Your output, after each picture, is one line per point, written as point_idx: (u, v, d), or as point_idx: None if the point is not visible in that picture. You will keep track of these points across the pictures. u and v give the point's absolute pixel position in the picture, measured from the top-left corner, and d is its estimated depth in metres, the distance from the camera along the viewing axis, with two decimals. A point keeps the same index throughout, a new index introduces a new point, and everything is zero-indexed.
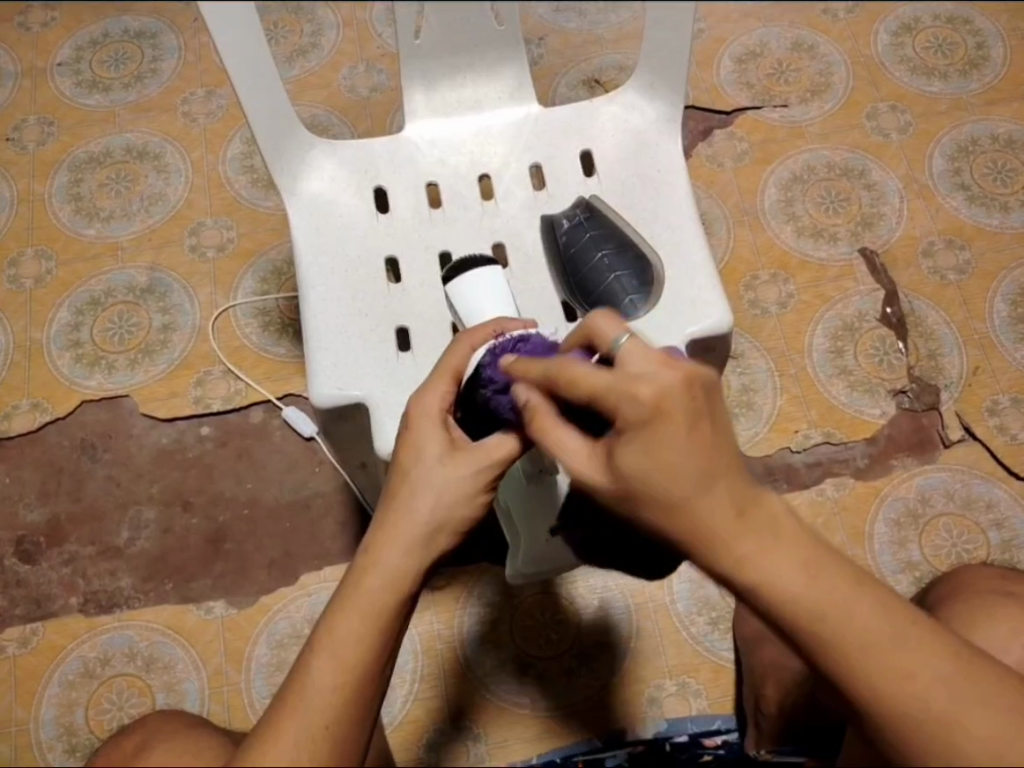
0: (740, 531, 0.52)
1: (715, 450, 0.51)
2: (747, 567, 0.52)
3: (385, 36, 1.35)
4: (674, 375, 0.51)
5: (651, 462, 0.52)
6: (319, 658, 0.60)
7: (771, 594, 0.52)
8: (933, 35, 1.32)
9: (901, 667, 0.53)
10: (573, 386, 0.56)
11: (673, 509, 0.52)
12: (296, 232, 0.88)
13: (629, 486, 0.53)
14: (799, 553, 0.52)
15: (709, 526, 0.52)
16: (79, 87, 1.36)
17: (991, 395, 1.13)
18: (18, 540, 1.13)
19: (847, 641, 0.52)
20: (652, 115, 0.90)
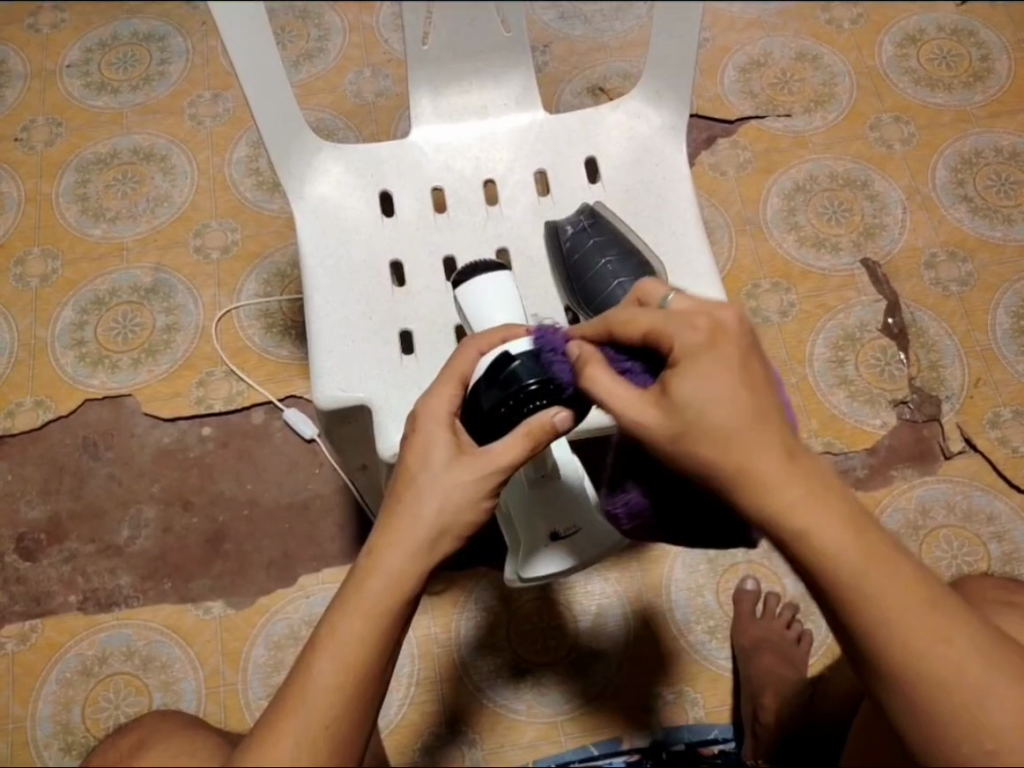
0: (788, 475, 0.54)
1: (761, 390, 0.56)
2: (795, 513, 0.54)
3: (391, 42, 1.35)
4: (729, 312, 0.56)
5: (704, 398, 0.55)
6: (323, 655, 0.60)
7: (813, 542, 0.54)
8: (938, 47, 1.33)
9: (941, 637, 0.54)
10: (628, 329, 0.60)
11: (727, 444, 0.55)
12: (301, 234, 0.88)
13: (686, 419, 0.55)
14: (843, 509, 0.54)
15: (758, 467, 0.54)
16: (87, 89, 1.37)
17: (993, 407, 1.13)
18: (19, 537, 1.14)
19: (882, 601, 0.54)
20: (656, 123, 0.91)
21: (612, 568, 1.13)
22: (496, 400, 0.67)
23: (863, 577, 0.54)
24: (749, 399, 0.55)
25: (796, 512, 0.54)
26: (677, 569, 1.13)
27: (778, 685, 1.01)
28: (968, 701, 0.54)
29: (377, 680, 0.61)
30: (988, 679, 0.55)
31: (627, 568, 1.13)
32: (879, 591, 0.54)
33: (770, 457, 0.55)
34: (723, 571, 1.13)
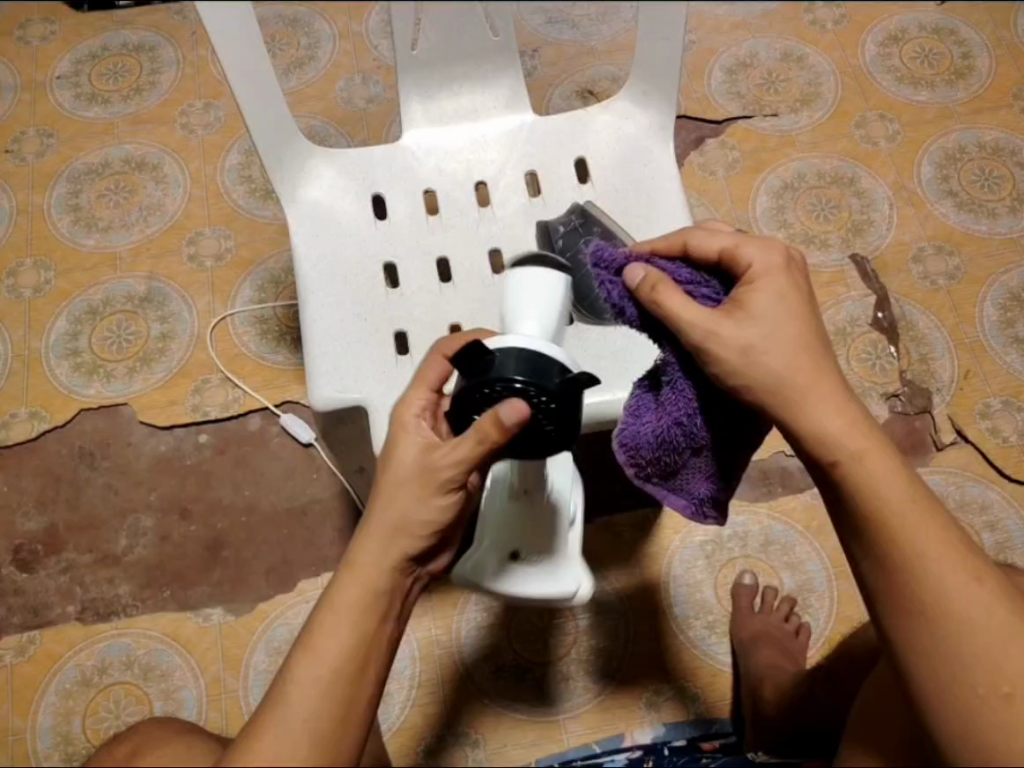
0: (840, 414, 0.65)
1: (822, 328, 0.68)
2: (846, 444, 0.64)
3: (381, 49, 1.37)
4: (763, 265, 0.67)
5: (761, 337, 0.65)
6: (306, 655, 0.61)
7: (857, 472, 0.64)
8: (920, 45, 1.35)
9: (962, 580, 0.62)
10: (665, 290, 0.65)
11: (783, 380, 0.65)
12: (295, 238, 0.89)
13: (770, 316, 0.66)
14: (888, 455, 0.64)
15: (809, 399, 0.64)
16: (78, 100, 1.37)
17: (983, 398, 1.14)
18: (15, 549, 1.14)
19: (916, 534, 0.63)
20: (644, 123, 0.92)
21: (611, 566, 1.13)
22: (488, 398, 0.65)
23: (902, 518, 0.63)
24: (801, 349, 0.65)
25: (845, 442, 0.64)
26: (675, 566, 1.13)
27: (778, 678, 1.02)
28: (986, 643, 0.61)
29: (363, 674, 0.62)
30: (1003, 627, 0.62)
31: (626, 566, 1.13)
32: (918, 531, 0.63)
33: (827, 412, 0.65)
34: (722, 567, 1.14)
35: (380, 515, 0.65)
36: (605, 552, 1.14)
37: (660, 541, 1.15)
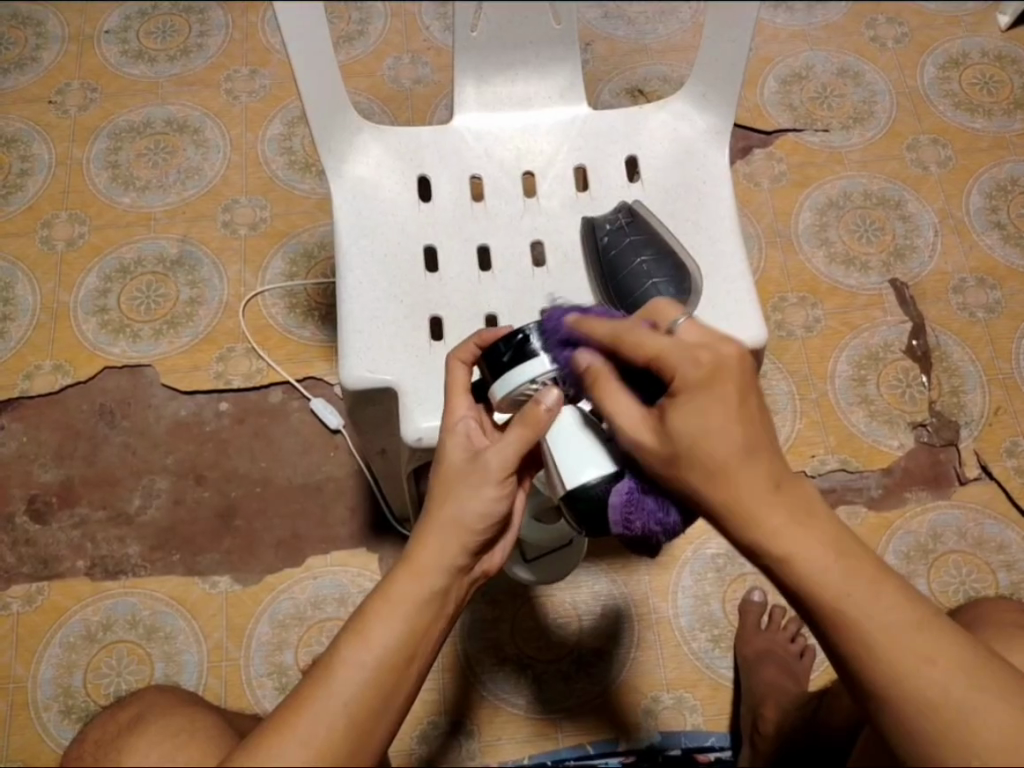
0: (774, 502, 0.56)
1: (758, 425, 0.57)
2: (779, 537, 0.56)
3: (433, 30, 1.35)
4: (732, 348, 0.58)
5: (693, 431, 0.57)
6: (355, 637, 0.62)
7: (797, 567, 0.56)
8: (980, 72, 1.32)
9: (925, 656, 0.55)
10: (636, 348, 0.61)
11: (712, 477, 0.57)
12: (337, 213, 0.88)
13: (678, 446, 0.57)
14: (828, 536, 0.57)
15: (743, 495, 0.56)
16: (124, 56, 1.36)
17: (1011, 436, 1.13)
18: (30, 498, 1.14)
19: (864, 616, 0.56)
20: (700, 127, 0.90)
21: (619, 571, 1.14)
22: (481, 353, 0.73)
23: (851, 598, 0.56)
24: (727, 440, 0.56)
25: (763, 522, 0.56)
26: (684, 576, 1.14)
27: (780, 698, 1.01)
28: (958, 718, 0.55)
29: (404, 670, 0.63)
30: (971, 694, 0.56)
31: (635, 573, 1.14)
32: (859, 610, 0.56)
33: (812, 537, 0.56)
34: (730, 581, 1.13)
35: (440, 508, 0.67)
36: (616, 556, 1.14)
37: (670, 550, 1.15)
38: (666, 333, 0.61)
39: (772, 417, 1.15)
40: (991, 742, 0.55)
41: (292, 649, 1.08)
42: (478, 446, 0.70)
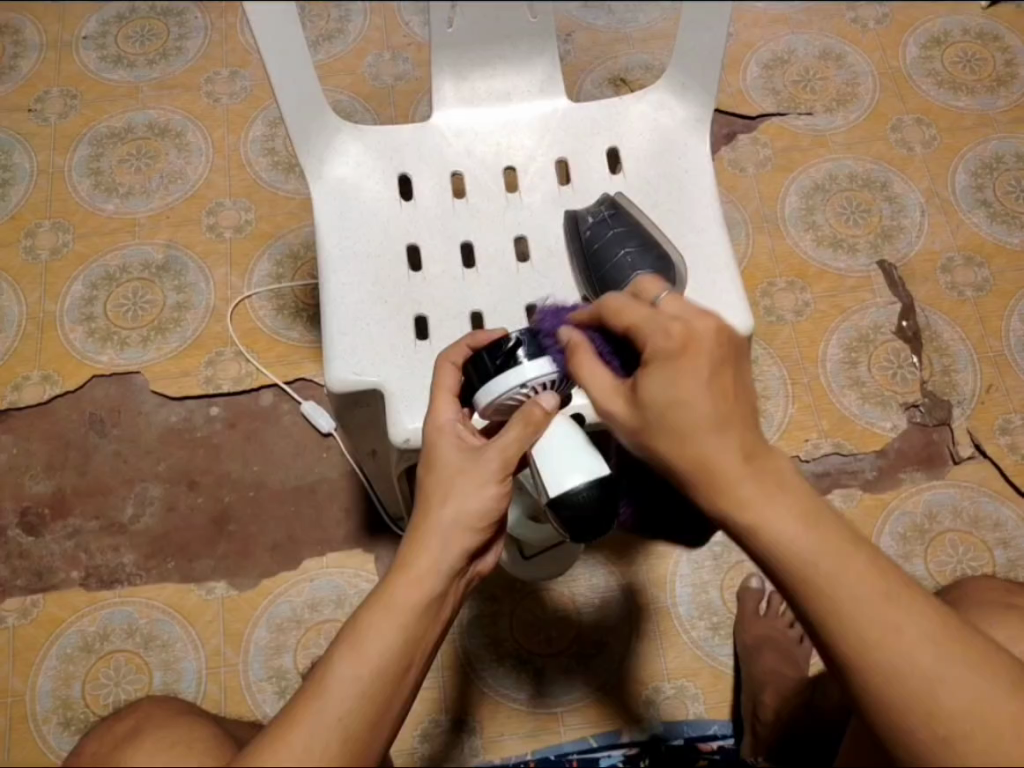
0: (744, 473, 0.54)
1: (734, 399, 0.55)
2: (748, 506, 0.54)
3: (413, 25, 1.35)
4: (709, 322, 0.56)
5: (670, 391, 0.55)
6: (350, 651, 0.61)
7: (769, 535, 0.54)
8: (962, 50, 1.32)
9: (892, 627, 0.52)
10: (614, 317, 0.61)
11: (684, 442, 0.55)
12: (318, 214, 0.87)
13: (649, 416, 0.56)
14: (799, 504, 0.54)
15: (714, 463, 0.54)
16: (103, 62, 1.36)
17: (1004, 414, 1.13)
18: (22, 511, 1.13)
19: (833, 585, 0.53)
20: (681, 116, 0.90)
21: (617, 562, 1.13)
22: (473, 354, 0.74)
23: (822, 567, 0.53)
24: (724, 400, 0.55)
25: (733, 490, 0.54)
26: (681, 565, 1.13)
27: (780, 685, 1.01)
28: (924, 688, 0.53)
29: (402, 678, 0.62)
30: (940, 666, 0.53)
31: (632, 563, 1.13)
32: (828, 578, 0.53)
33: (783, 509, 0.54)
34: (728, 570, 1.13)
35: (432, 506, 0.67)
36: (613, 547, 1.14)
37: (666, 540, 1.14)
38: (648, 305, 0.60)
39: (765, 403, 1.14)
40: (956, 712, 0.53)
41: (291, 652, 1.08)
42: (472, 444, 0.70)
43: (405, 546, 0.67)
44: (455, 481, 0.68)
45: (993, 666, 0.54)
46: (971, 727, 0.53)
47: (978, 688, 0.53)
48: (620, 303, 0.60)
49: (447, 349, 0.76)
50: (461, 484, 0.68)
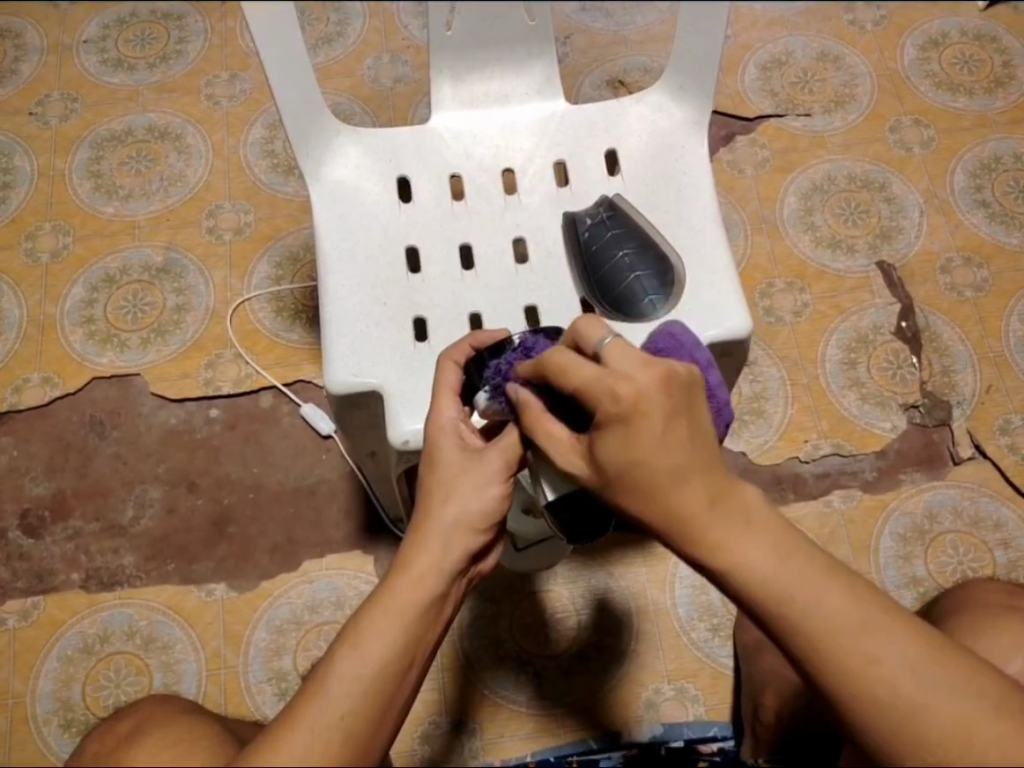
0: (713, 517, 0.54)
1: (691, 448, 0.54)
2: (722, 548, 0.54)
3: (412, 28, 1.35)
4: (652, 377, 0.54)
5: (626, 458, 0.55)
6: (352, 650, 0.61)
7: (743, 576, 0.54)
8: (961, 51, 1.32)
9: (868, 655, 0.53)
10: (562, 377, 0.58)
11: (650, 494, 0.55)
12: (317, 216, 0.88)
13: (611, 475, 0.56)
14: (771, 539, 0.54)
15: (683, 511, 0.54)
16: (103, 65, 1.36)
17: (1003, 414, 1.13)
18: (22, 513, 1.14)
19: (807, 615, 0.53)
20: (679, 117, 0.90)
21: (617, 564, 1.13)
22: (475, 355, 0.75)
23: (799, 599, 0.53)
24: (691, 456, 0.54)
25: (703, 534, 0.54)
26: (681, 567, 1.13)
27: (780, 686, 0.99)
28: (906, 713, 0.53)
29: (402, 676, 0.62)
30: (920, 689, 0.53)
31: (632, 565, 1.13)
32: (803, 610, 0.53)
33: (758, 547, 0.54)
34: None
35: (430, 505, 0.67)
36: (613, 549, 1.14)
37: (666, 541, 1.14)
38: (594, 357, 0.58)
39: (764, 404, 1.14)
40: (941, 733, 0.52)
41: (291, 653, 1.08)
42: (471, 445, 0.71)
43: (404, 546, 0.67)
44: (452, 480, 0.68)
45: (979, 682, 0.54)
46: (958, 748, 0.53)
47: (962, 708, 0.53)
48: (566, 361, 0.58)
49: (449, 349, 0.76)
50: (460, 485, 0.68)
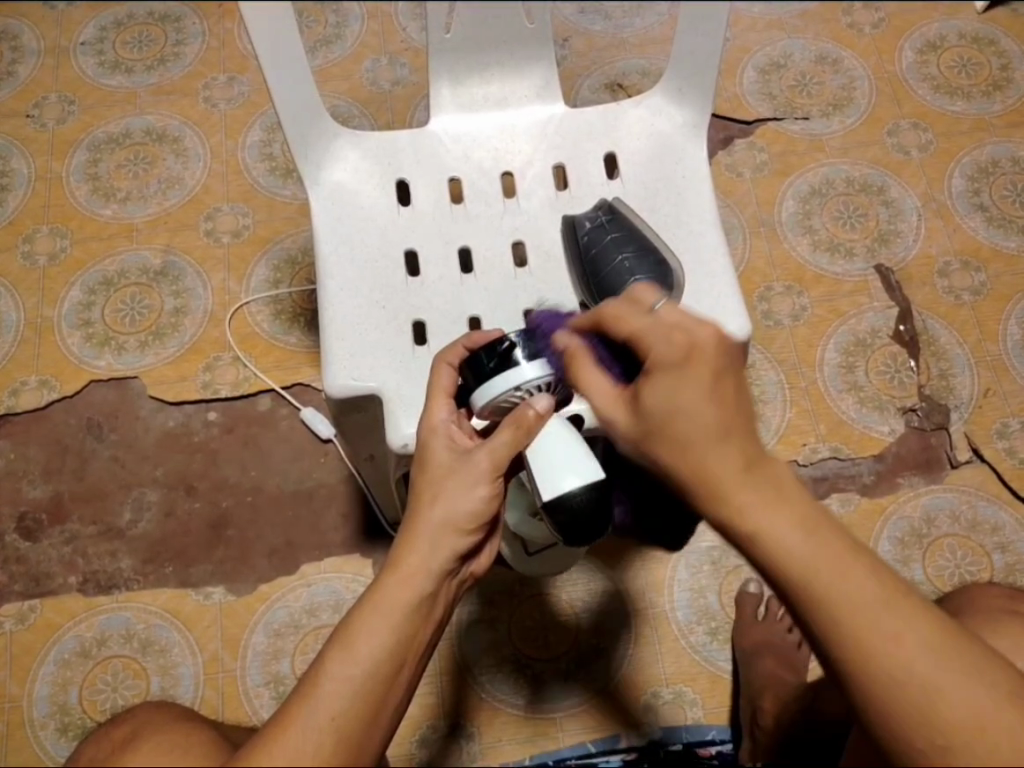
0: (745, 481, 0.54)
1: (734, 408, 0.55)
2: (747, 516, 0.54)
3: (410, 31, 1.35)
4: (708, 331, 0.57)
5: (669, 405, 0.56)
6: (341, 652, 0.61)
7: (770, 547, 0.53)
8: (958, 54, 1.32)
9: (892, 637, 0.52)
10: (614, 326, 0.62)
11: (684, 450, 0.55)
12: (316, 220, 0.87)
13: (650, 425, 0.57)
14: (799, 513, 0.54)
15: (716, 473, 0.54)
16: (101, 67, 1.36)
17: (1001, 418, 1.13)
18: (20, 516, 1.13)
19: (830, 592, 0.52)
20: (678, 120, 0.90)
21: (616, 566, 1.13)
22: (469, 353, 0.74)
23: (824, 575, 0.53)
24: (731, 410, 0.55)
25: (732, 497, 0.54)
26: (680, 570, 1.13)
27: (779, 689, 1.01)
28: (923, 697, 0.52)
29: (396, 679, 0.62)
30: (939, 675, 0.53)
31: (630, 567, 1.13)
32: (827, 588, 0.52)
33: (784, 519, 0.54)
34: (727, 574, 1.13)
35: (429, 513, 0.67)
36: (611, 552, 1.14)
37: (664, 544, 1.14)
38: (645, 311, 0.61)
39: (762, 408, 1.14)
40: (958, 720, 0.52)
41: (288, 657, 1.07)
42: (461, 446, 0.71)
43: (394, 550, 0.66)
44: (451, 488, 0.68)
45: (990, 672, 0.54)
46: (973, 734, 0.53)
47: (977, 693, 0.53)
48: (619, 311, 0.62)
49: (443, 350, 0.76)
50: (449, 487, 0.68)
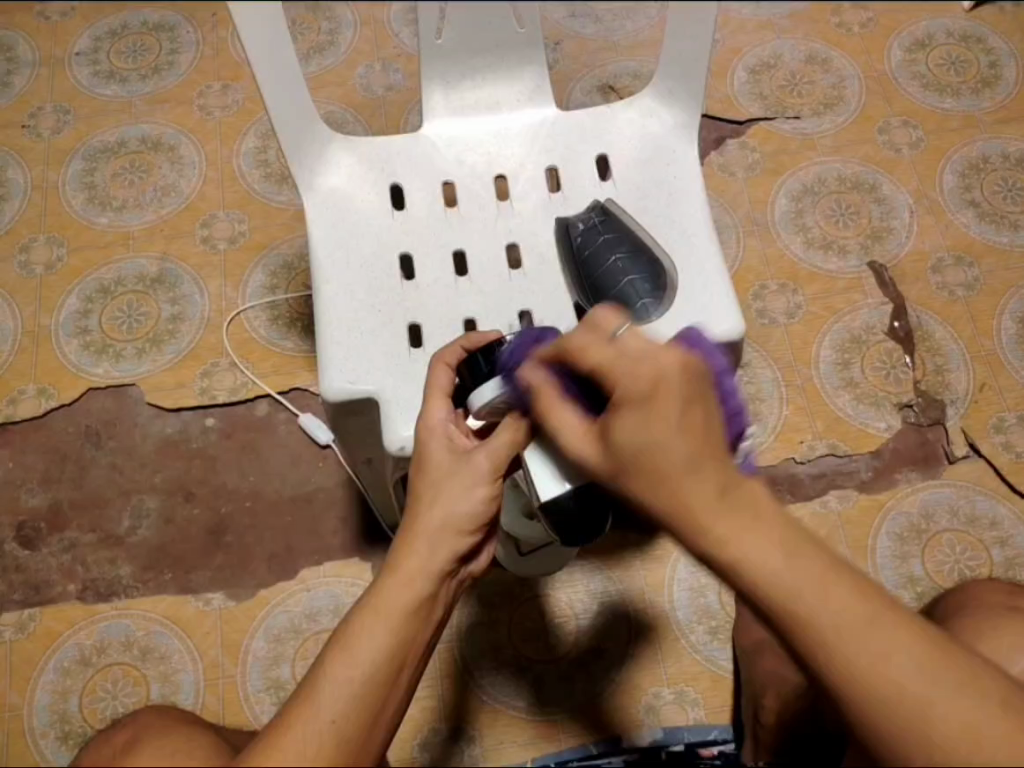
0: (719, 510, 0.54)
1: (702, 437, 0.55)
2: (726, 544, 0.53)
3: (403, 37, 1.36)
4: (672, 360, 0.56)
5: (640, 440, 0.56)
6: (342, 654, 0.61)
7: (748, 576, 0.53)
8: (947, 52, 1.33)
9: (877, 653, 0.52)
10: (580, 358, 0.61)
11: (661, 482, 0.55)
12: (311, 225, 0.88)
13: (623, 459, 0.57)
14: (778, 535, 0.53)
15: (691, 504, 0.54)
16: (96, 77, 1.37)
17: (997, 413, 1.13)
18: (19, 525, 1.13)
19: (815, 614, 0.52)
20: (669, 121, 0.91)
21: (616, 567, 1.13)
22: (467, 354, 0.75)
23: (807, 598, 0.52)
24: (703, 443, 0.55)
25: (709, 529, 0.54)
26: (680, 570, 1.13)
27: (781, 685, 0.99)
28: (911, 712, 0.52)
29: (397, 677, 0.62)
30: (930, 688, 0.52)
31: (630, 568, 1.13)
32: (808, 611, 0.52)
33: (764, 544, 0.53)
34: None
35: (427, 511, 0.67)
36: (610, 552, 1.14)
37: (663, 543, 1.15)
38: (609, 343, 0.60)
39: (759, 406, 1.15)
40: (949, 732, 0.52)
41: (289, 663, 1.07)
42: (461, 447, 0.71)
43: (394, 549, 0.67)
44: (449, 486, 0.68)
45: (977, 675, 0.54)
46: (963, 748, 0.52)
47: (966, 704, 0.53)
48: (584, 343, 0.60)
49: (442, 351, 0.77)
50: (448, 485, 0.68)
